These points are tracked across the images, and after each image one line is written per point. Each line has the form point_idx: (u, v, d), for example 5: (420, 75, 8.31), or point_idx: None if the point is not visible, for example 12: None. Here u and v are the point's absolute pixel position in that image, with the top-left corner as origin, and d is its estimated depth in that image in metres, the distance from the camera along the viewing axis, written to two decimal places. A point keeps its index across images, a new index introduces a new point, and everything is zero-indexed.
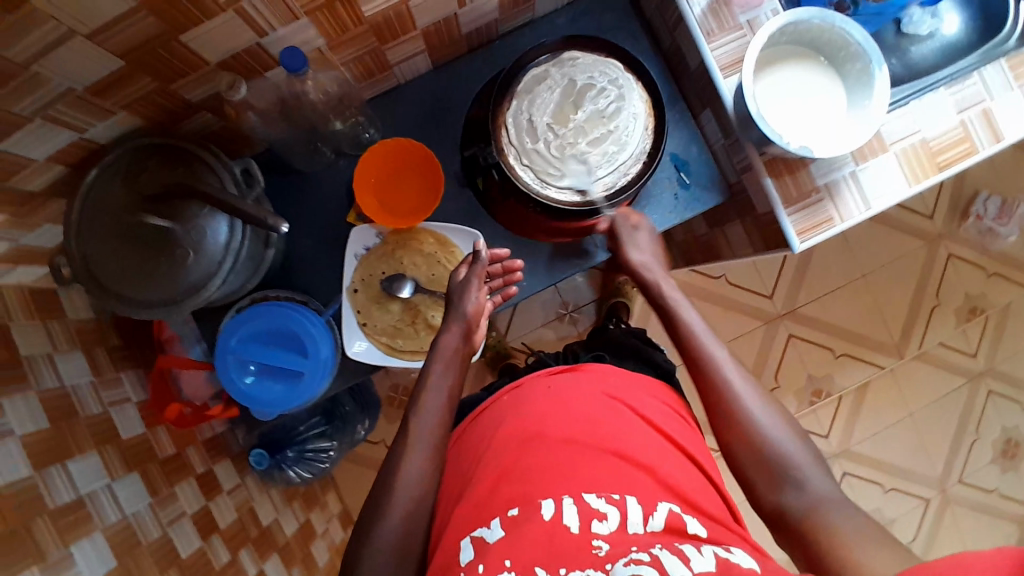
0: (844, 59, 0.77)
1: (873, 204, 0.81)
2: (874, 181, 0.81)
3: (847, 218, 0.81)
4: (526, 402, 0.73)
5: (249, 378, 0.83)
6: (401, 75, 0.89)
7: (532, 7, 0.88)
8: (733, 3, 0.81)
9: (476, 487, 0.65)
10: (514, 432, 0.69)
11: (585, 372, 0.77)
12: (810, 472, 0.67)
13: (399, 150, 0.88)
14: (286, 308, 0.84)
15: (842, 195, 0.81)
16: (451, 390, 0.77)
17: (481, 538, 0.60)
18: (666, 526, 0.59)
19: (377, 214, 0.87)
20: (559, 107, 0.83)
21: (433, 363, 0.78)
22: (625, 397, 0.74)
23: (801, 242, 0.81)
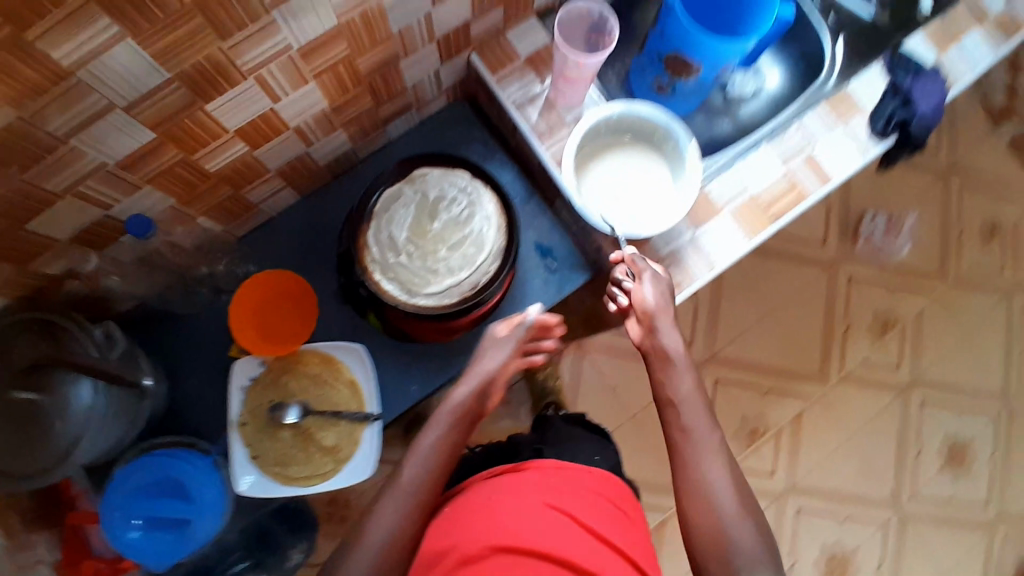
0: (662, 140, 0.85)
1: (716, 264, 0.87)
2: (713, 240, 0.88)
3: (696, 280, 0.86)
4: (462, 514, 0.74)
5: (135, 531, 0.81)
6: (268, 210, 0.94)
7: (385, 130, 0.96)
8: (557, 104, 0.91)
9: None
10: (445, 548, 0.72)
11: (529, 469, 0.78)
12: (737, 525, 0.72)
13: (273, 281, 0.91)
14: (165, 457, 0.83)
15: (685, 259, 0.87)
16: (447, 450, 0.79)
17: None
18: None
19: (255, 342, 0.89)
20: (415, 220, 0.88)
21: (438, 416, 0.81)
22: (568, 506, 0.73)
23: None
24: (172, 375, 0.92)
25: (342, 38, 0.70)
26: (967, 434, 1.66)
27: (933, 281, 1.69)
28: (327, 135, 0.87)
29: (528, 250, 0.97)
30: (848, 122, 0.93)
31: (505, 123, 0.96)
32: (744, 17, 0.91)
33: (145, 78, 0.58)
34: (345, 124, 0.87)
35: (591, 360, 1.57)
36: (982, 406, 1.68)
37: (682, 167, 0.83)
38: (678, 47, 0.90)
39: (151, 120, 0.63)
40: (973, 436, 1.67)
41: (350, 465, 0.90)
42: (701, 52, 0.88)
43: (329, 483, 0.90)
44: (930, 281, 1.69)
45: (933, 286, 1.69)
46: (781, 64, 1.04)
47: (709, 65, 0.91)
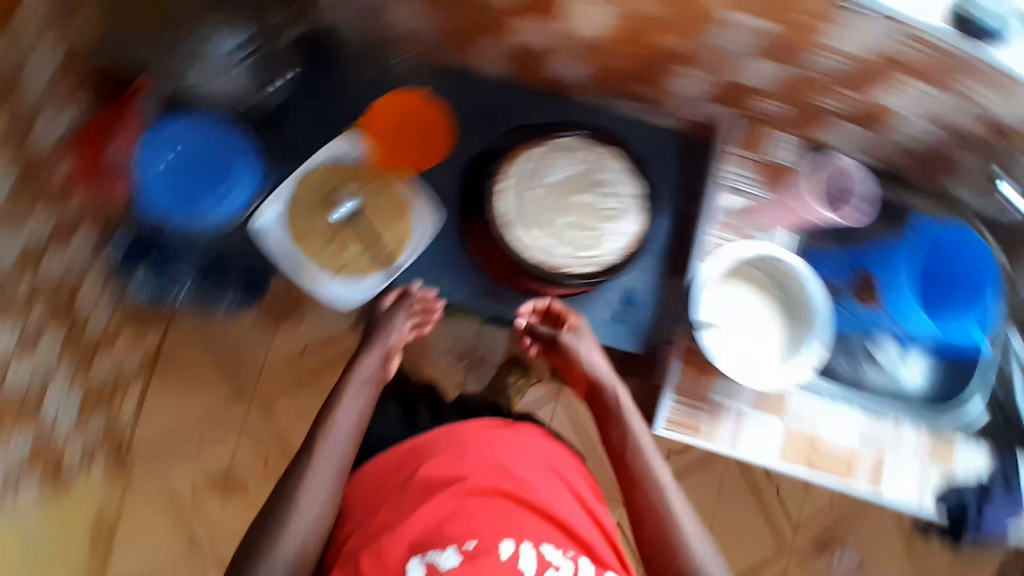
0: (801, 321, 0.74)
1: (740, 446, 0.75)
2: (752, 430, 0.76)
3: (712, 439, 0.75)
4: (457, 448, 0.65)
5: (162, 167, 0.73)
6: (463, 76, 0.81)
7: (611, 103, 0.83)
8: (755, 212, 0.80)
9: (403, 518, 0.59)
10: (471, 475, 0.62)
11: (516, 429, 0.69)
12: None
13: (414, 105, 0.79)
14: (222, 131, 0.75)
15: (733, 386, 0.76)
16: (364, 413, 0.68)
17: (433, 562, 0.56)
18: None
19: (374, 135, 0.78)
20: (571, 180, 0.75)
21: (353, 384, 0.70)
22: (564, 471, 0.68)
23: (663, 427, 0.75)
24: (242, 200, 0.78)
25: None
26: None
27: None
28: (567, 47, 0.74)
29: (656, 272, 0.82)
30: (937, 469, 0.77)
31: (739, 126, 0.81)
32: (941, 304, 0.79)
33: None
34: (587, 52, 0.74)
35: None
36: None
37: (794, 356, 0.73)
38: (880, 278, 0.80)
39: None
40: None
41: (363, 286, 0.77)
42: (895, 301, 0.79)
43: (330, 278, 0.76)
44: None
45: None
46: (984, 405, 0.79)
47: (890, 317, 0.79)
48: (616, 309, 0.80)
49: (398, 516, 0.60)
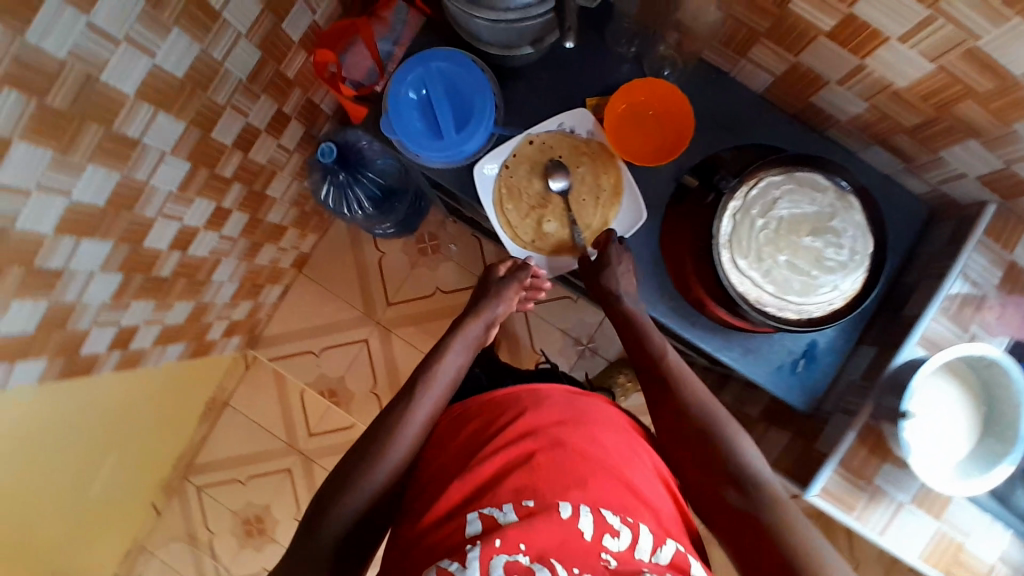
0: (1000, 434, 0.67)
1: (887, 533, 0.71)
2: (906, 525, 0.71)
3: (862, 520, 0.71)
4: (543, 406, 0.64)
5: (412, 94, 0.73)
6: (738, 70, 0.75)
7: (865, 146, 0.75)
8: (982, 311, 0.70)
9: (474, 462, 0.59)
10: (535, 429, 0.61)
11: (590, 397, 0.68)
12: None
13: (663, 94, 0.74)
14: (473, 71, 0.72)
15: (908, 473, 0.71)
16: (461, 369, 0.70)
17: (491, 516, 0.54)
18: (672, 563, 0.54)
19: (613, 118, 0.75)
20: (802, 219, 0.70)
21: (456, 342, 0.71)
22: (641, 441, 0.66)
23: (818, 495, 0.71)
24: None
25: (993, 78, 0.55)
26: None
27: None
28: (855, 92, 0.67)
29: (850, 336, 0.76)
30: None
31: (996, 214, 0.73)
32: None
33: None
34: (877, 102, 0.67)
35: None
36: None
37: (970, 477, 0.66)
38: None
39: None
40: None
41: (543, 260, 0.77)
42: None
43: (515, 245, 0.77)
44: None
45: None
46: None
47: None
48: (796, 363, 0.76)
49: (460, 470, 0.60)
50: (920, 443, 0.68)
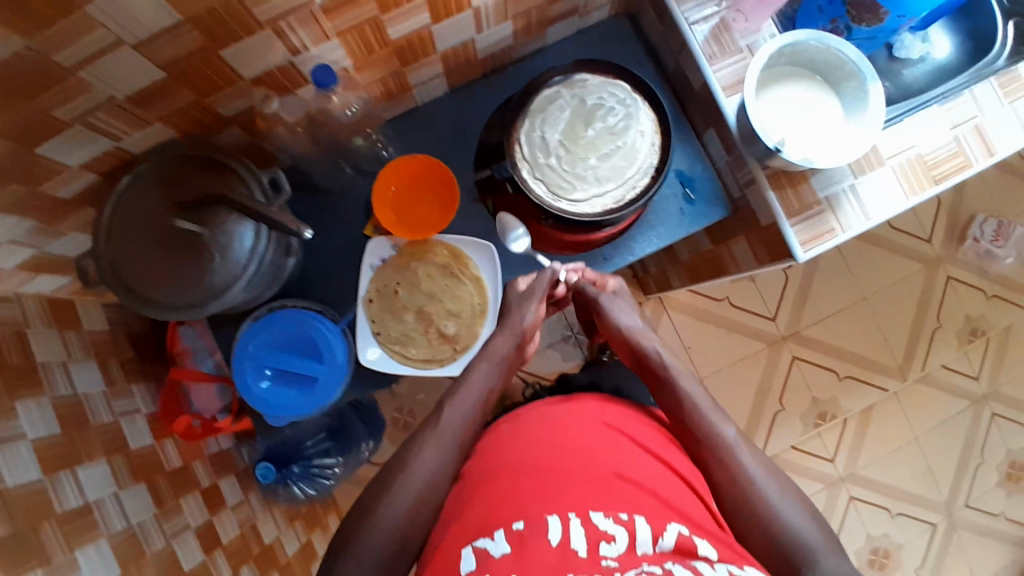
0: (842, 79, 0.81)
1: (872, 215, 0.85)
2: (872, 194, 0.85)
3: (848, 228, 0.84)
4: (521, 429, 0.82)
5: (265, 383, 0.83)
6: (419, 97, 0.94)
7: (544, 34, 0.94)
8: (733, 28, 0.87)
9: (471, 506, 0.71)
10: (543, 462, 0.74)
11: (579, 399, 0.87)
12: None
13: (409, 165, 0.90)
14: (296, 318, 0.85)
15: (842, 206, 0.84)
16: (486, 393, 0.85)
17: (484, 549, 0.63)
18: (676, 546, 0.64)
19: (393, 224, 0.90)
20: (568, 124, 0.87)
21: (483, 363, 0.87)
22: (618, 425, 0.83)
23: (804, 249, 0.84)
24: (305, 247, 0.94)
25: None
26: (895, 538, 1.52)
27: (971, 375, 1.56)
28: (497, 24, 0.85)
29: (690, 156, 0.96)
30: (1019, 99, 0.91)
31: (667, 41, 0.93)
32: None
33: (157, 21, 0.58)
34: (516, 15, 0.85)
35: (669, 317, 1.53)
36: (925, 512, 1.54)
37: (867, 99, 0.79)
38: None
39: (163, 61, 0.64)
40: (901, 541, 1.53)
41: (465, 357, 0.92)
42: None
43: (444, 370, 0.92)
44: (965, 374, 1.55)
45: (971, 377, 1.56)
46: (947, 31, 0.99)
47: (897, 15, 0.88)
48: (685, 198, 0.96)
49: (474, 493, 0.73)
50: (808, 147, 0.80)
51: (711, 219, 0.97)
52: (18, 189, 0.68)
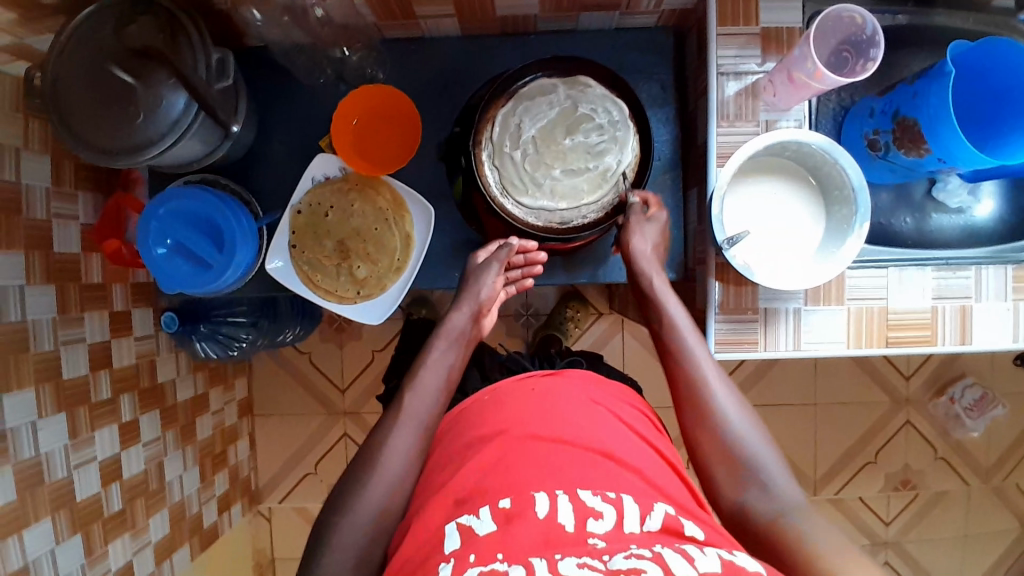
0: (836, 200, 0.74)
1: (802, 346, 0.80)
2: (815, 327, 0.80)
3: (773, 348, 0.80)
4: (505, 399, 0.78)
5: (163, 249, 0.83)
6: (426, 30, 0.87)
7: (576, 17, 0.85)
8: (761, 97, 0.79)
9: (460, 475, 0.69)
10: (515, 429, 0.73)
11: (565, 375, 0.83)
12: (830, 538, 0.61)
13: (383, 97, 0.86)
14: (214, 201, 0.84)
15: (777, 325, 0.80)
16: (451, 368, 0.80)
17: (468, 526, 0.62)
18: (663, 527, 0.62)
19: (344, 147, 0.87)
20: (550, 125, 0.81)
21: (438, 339, 0.82)
22: (608, 406, 0.79)
23: (717, 350, 0.80)
24: (263, 133, 0.92)
25: None
26: None
27: (886, 519, 1.50)
28: None
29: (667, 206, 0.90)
30: None
31: (697, 79, 0.85)
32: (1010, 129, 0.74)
33: None
34: None
35: (623, 338, 1.51)
36: None
37: (845, 242, 0.72)
38: (920, 117, 0.76)
39: None
40: None
41: (366, 305, 0.90)
42: (943, 142, 0.74)
43: (341, 307, 0.90)
44: (881, 515, 1.50)
45: (886, 520, 1.50)
46: (1000, 194, 0.87)
47: (938, 157, 0.77)
48: None
49: (457, 466, 0.71)
50: (763, 258, 0.74)
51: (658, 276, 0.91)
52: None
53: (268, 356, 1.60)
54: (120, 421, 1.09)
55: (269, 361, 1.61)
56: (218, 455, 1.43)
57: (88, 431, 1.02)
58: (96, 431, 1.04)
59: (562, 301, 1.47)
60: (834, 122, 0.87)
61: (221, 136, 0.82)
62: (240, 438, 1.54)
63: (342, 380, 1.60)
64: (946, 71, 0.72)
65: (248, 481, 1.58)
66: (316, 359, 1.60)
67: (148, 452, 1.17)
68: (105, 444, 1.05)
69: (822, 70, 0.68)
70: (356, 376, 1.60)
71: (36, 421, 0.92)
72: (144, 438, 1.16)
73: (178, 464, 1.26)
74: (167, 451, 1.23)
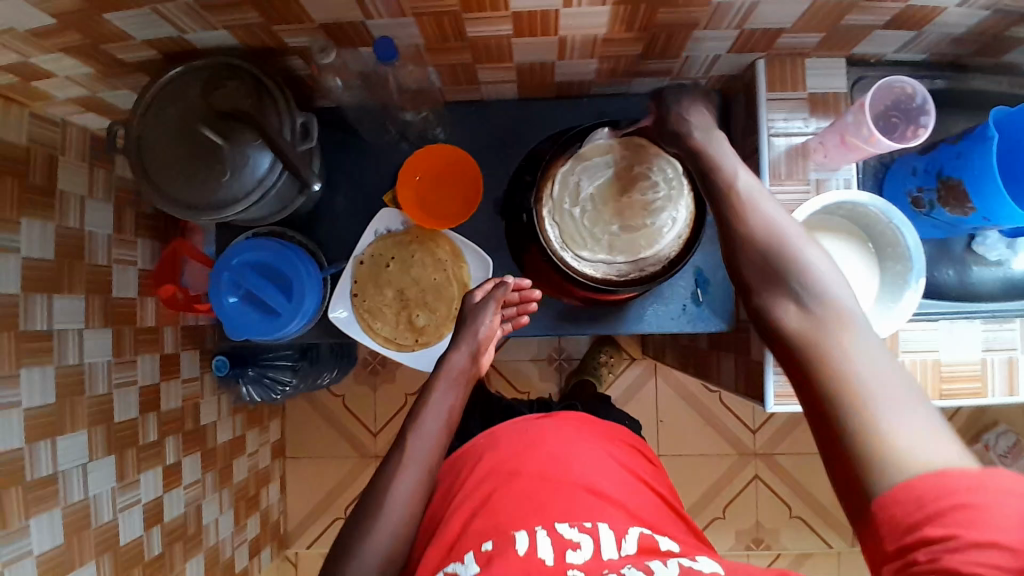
0: (889, 257, 0.78)
1: None
2: None
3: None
4: (500, 441, 0.80)
5: (233, 298, 0.87)
6: (486, 93, 0.92)
7: (628, 82, 0.90)
8: (810, 157, 0.83)
9: (449, 525, 0.72)
10: (504, 471, 0.75)
11: (558, 415, 0.84)
12: (877, 358, 0.53)
13: (447, 156, 0.90)
14: (283, 252, 0.88)
15: None
16: (450, 410, 0.80)
17: (456, 573, 0.66)
18: (638, 549, 0.66)
19: (409, 202, 0.91)
20: (608, 183, 0.84)
21: (441, 380, 0.82)
22: (598, 440, 0.81)
23: (775, 403, 0.83)
24: (327, 188, 0.96)
25: None
26: None
27: None
28: (580, 59, 0.82)
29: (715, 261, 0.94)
30: None
31: (745, 140, 0.89)
32: None
33: None
34: (603, 58, 0.82)
35: (655, 383, 1.51)
36: None
37: (901, 295, 0.76)
38: (965, 178, 0.80)
39: None
40: None
41: (424, 352, 0.94)
42: (986, 202, 0.78)
43: (400, 354, 0.94)
44: None
45: None
46: None
47: (982, 216, 0.80)
48: (694, 297, 0.94)
49: (449, 512, 0.74)
50: None
51: (707, 326, 0.95)
52: (79, 41, 0.70)
53: (301, 399, 1.62)
54: (163, 464, 1.08)
55: (302, 403, 1.63)
56: (251, 497, 1.42)
57: (134, 475, 1.00)
58: (142, 474, 1.02)
59: (596, 347, 1.49)
60: (876, 179, 0.91)
61: (296, 192, 0.86)
62: (272, 481, 1.54)
63: (375, 423, 1.61)
64: (988, 137, 0.76)
65: (277, 526, 1.56)
66: (350, 402, 1.61)
67: (188, 495, 1.15)
68: (149, 487, 1.04)
69: (876, 137, 0.72)
70: (389, 419, 1.61)
71: (87, 464, 0.91)
72: (185, 480, 1.15)
73: (214, 507, 1.24)
74: (206, 494, 1.22)
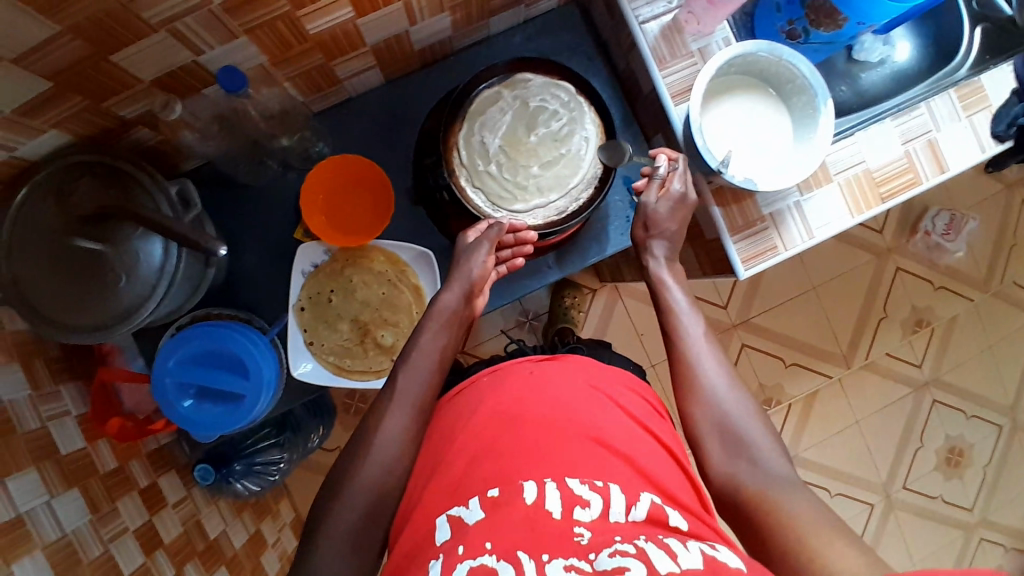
0: (792, 92, 0.80)
1: (815, 233, 0.85)
2: (817, 210, 0.84)
3: (791, 246, 0.84)
4: (505, 383, 0.74)
5: (188, 401, 0.80)
6: (352, 89, 0.87)
7: (487, 24, 0.87)
8: (684, 30, 0.83)
9: (451, 465, 0.66)
10: (506, 421, 0.68)
11: (563, 358, 0.78)
12: (823, 514, 0.59)
13: (342, 168, 0.85)
14: (219, 332, 0.81)
15: (786, 224, 0.84)
16: (443, 352, 0.75)
17: (459, 518, 0.59)
18: (647, 517, 0.58)
19: (322, 229, 0.85)
20: (510, 128, 0.82)
21: (430, 321, 0.75)
22: (606, 390, 0.75)
23: (745, 269, 0.84)
24: (233, 249, 0.89)
25: None
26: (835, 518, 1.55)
27: (916, 359, 1.58)
28: (432, 16, 0.78)
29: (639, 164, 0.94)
30: (977, 113, 0.88)
31: (617, 38, 0.88)
32: None
33: (34, 32, 0.52)
34: (454, 7, 0.78)
35: (623, 303, 1.53)
36: (864, 493, 1.56)
37: (816, 123, 0.78)
38: None
39: (49, 70, 0.57)
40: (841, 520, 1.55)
41: None
42: (855, 8, 0.80)
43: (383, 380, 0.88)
44: (911, 360, 1.58)
45: (917, 360, 1.58)
46: (910, 34, 0.92)
47: (856, 21, 0.82)
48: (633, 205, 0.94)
49: (446, 456, 0.68)
50: (756, 170, 0.78)
51: None
52: None
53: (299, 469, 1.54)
54: None
55: (302, 472, 1.55)
56: None
57: None
58: None
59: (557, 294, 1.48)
60: (747, 26, 0.91)
61: (204, 265, 0.79)
62: None
63: None
64: None
65: None
66: None
67: None
68: None
69: None
70: None
71: None
72: None
73: None
74: None
